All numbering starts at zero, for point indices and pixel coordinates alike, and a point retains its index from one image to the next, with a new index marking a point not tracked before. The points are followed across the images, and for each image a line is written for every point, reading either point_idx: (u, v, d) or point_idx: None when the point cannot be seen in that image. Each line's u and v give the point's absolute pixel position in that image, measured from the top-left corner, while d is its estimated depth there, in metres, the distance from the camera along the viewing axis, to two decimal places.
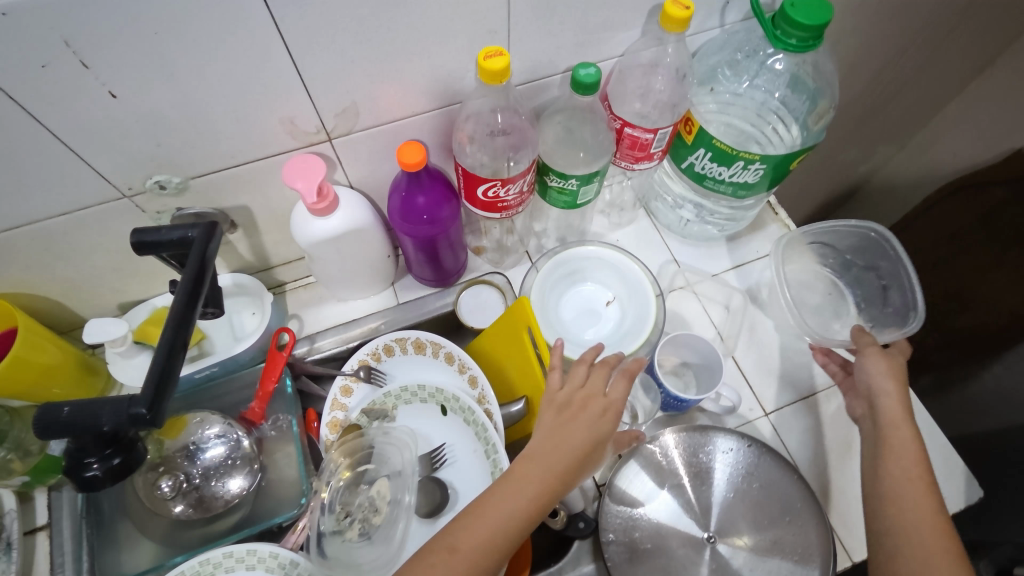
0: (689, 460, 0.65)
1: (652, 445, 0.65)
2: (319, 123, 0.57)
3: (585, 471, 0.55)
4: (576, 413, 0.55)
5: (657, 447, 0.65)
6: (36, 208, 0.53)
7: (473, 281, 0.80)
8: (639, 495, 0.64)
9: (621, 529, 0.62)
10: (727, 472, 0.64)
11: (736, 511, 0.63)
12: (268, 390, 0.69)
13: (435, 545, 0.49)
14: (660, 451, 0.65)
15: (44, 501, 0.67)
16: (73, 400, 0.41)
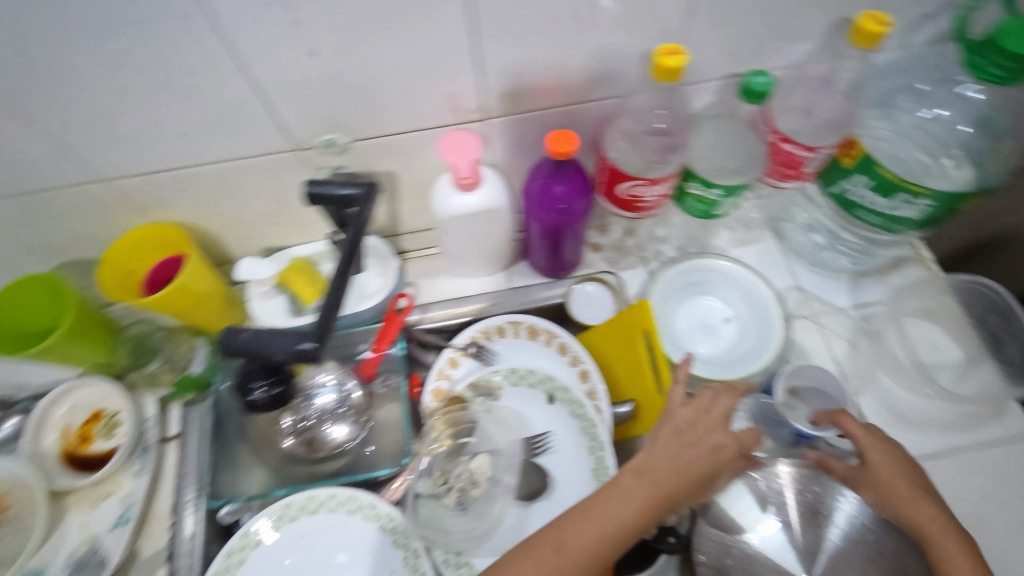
0: (800, 498, 0.62)
1: (760, 474, 0.63)
2: (481, 101, 0.59)
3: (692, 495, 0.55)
4: (698, 436, 0.55)
5: (766, 478, 0.63)
6: (223, 149, 0.58)
7: (588, 277, 0.80)
8: (745, 521, 0.62)
9: (719, 549, 0.61)
10: (842, 520, 0.61)
11: (844, 562, 0.60)
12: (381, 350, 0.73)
13: (542, 538, 0.51)
14: (769, 481, 0.63)
15: (177, 415, 0.73)
16: (253, 326, 0.43)
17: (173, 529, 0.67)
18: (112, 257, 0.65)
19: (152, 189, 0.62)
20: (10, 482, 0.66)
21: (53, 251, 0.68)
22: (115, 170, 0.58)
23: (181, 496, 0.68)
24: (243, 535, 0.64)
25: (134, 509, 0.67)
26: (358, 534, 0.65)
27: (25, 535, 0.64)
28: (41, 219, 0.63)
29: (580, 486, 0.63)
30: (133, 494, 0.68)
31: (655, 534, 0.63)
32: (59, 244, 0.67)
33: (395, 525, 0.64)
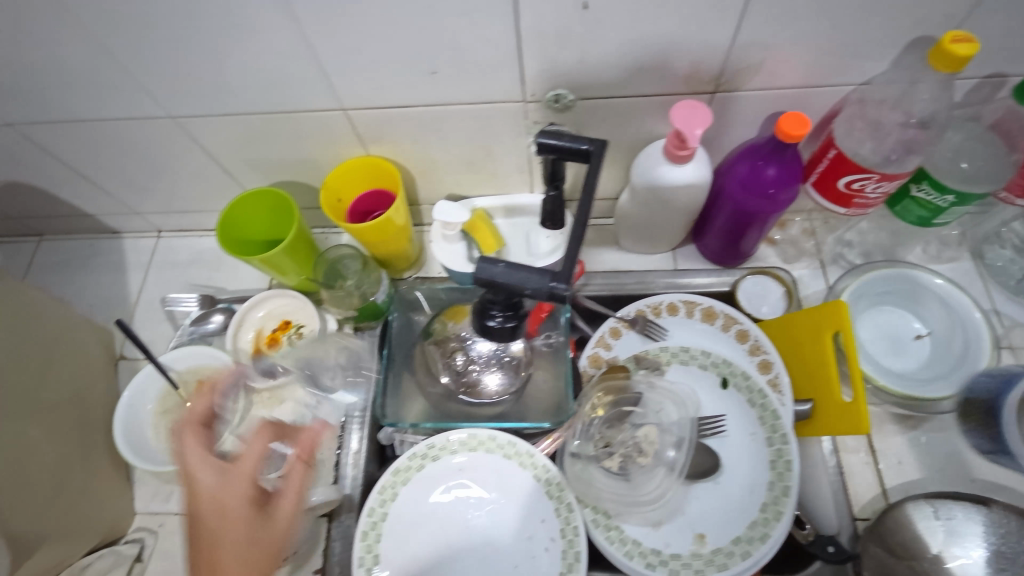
0: (994, 543, 0.59)
1: (955, 512, 0.60)
2: (718, 73, 0.57)
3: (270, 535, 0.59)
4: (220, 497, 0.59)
5: (962, 516, 0.60)
6: (456, 94, 0.60)
7: (761, 270, 0.77)
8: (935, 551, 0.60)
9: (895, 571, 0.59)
10: None
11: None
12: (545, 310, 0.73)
13: None
14: (960, 512, 0.60)
15: (349, 337, 0.79)
16: (509, 259, 0.45)
17: (341, 439, 0.73)
18: (332, 183, 0.69)
19: (378, 125, 0.66)
20: (214, 369, 0.74)
21: (274, 170, 0.74)
22: (354, 103, 0.62)
23: (350, 410, 0.75)
24: (411, 456, 0.68)
25: (311, 415, 0.73)
26: (511, 480, 0.68)
27: None
28: (275, 141, 0.68)
29: (751, 475, 0.61)
30: (312, 401, 0.74)
31: (812, 539, 0.63)
32: (281, 165, 0.73)
33: (551, 476, 0.66)
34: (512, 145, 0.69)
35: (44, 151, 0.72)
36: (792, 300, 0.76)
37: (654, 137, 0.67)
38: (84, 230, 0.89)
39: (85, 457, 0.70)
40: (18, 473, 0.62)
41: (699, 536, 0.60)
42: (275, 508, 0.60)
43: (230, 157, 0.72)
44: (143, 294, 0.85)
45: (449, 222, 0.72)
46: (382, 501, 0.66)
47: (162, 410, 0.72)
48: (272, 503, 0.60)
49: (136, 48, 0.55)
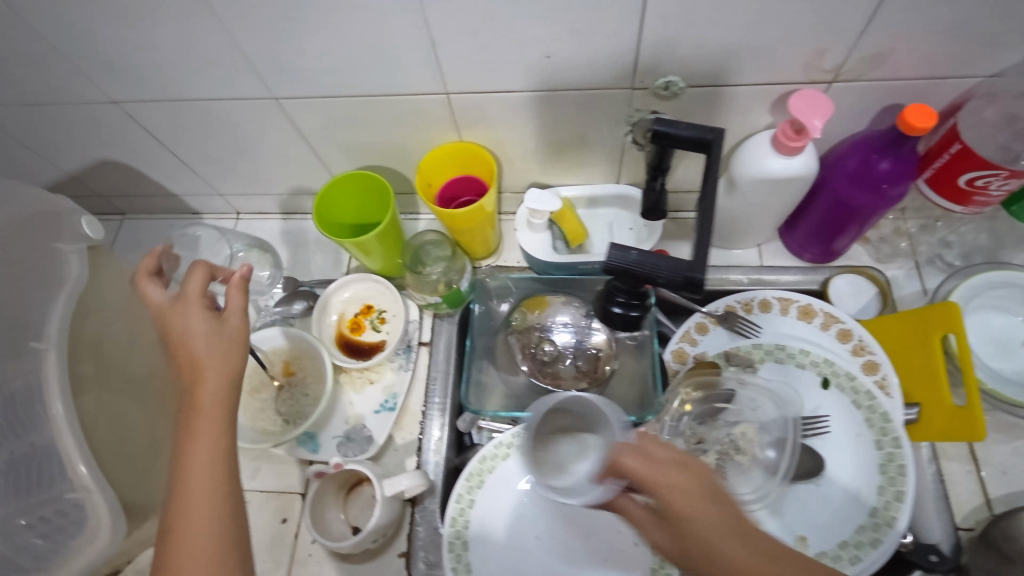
0: None
1: None
2: (841, 62, 0.55)
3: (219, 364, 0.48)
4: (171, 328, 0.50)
5: None
6: (563, 78, 0.59)
7: (854, 269, 0.75)
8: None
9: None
10: None
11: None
12: None
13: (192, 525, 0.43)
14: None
15: (427, 323, 0.79)
16: (643, 246, 0.44)
17: (423, 426, 0.72)
18: (425, 166, 0.69)
19: (477, 110, 0.65)
20: (300, 350, 0.75)
21: (363, 154, 0.74)
22: (457, 86, 0.61)
23: (430, 398, 0.73)
24: (497, 445, 0.68)
25: (395, 400, 0.74)
26: None
27: (310, 400, 0.72)
28: (370, 124, 0.68)
29: (855, 479, 0.58)
30: (395, 386, 0.75)
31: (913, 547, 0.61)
32: (372, 149, 0.73)
33: None
34: (608, 133, 0.68)
35: (141, 130, 0.73)
36: (887, 301, 0.74)
37: (758, 128, 0.65)
38: (166, 209, 0.91)
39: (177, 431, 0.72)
40: (122, 443, 0.65)
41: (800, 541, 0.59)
42: (227, 314, 0.50)
43: (322, 141, 0.72)
44: None
45: (540, 209, 0.72)
46: (470, 489, 0.66)
47: (250, 388, 0.73)
48: (224, 312, 0.50)
49: (251, 27, 0.55)
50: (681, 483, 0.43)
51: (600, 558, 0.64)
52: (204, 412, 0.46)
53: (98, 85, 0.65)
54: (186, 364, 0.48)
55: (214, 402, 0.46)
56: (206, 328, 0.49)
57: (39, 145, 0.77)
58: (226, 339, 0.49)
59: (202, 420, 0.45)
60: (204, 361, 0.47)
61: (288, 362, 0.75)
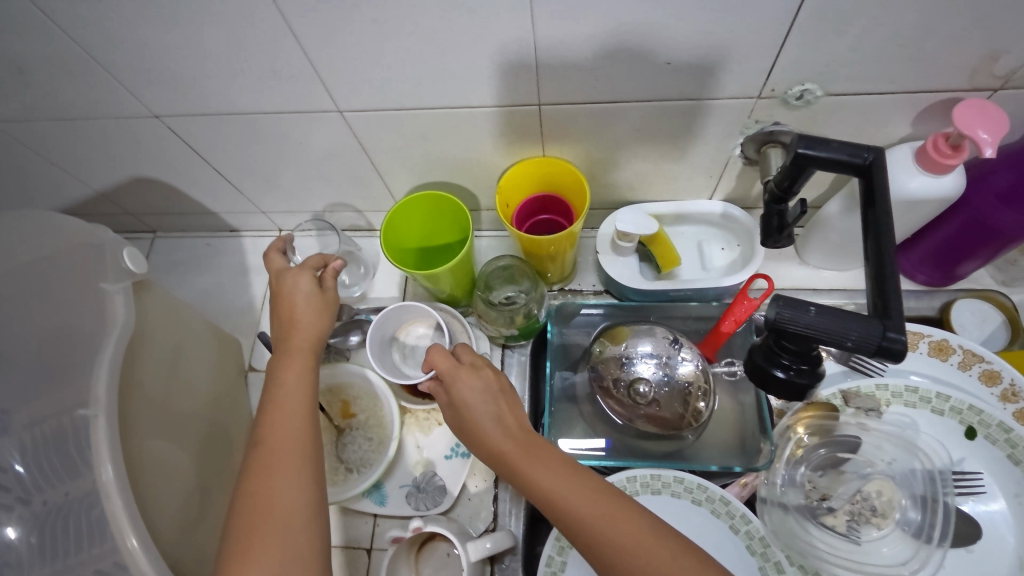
0: None
1: None
2: (1016, 67, 0.47)
3: (316, 326, 0.55)
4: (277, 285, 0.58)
5: None
6: (680, 87, 0.52)
7: (977, 294, 0.68)
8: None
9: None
10: None
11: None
12: (722, 332, 0.63)
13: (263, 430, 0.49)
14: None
15: (497, 356, 0.72)
16: (823, 301, 0.36)
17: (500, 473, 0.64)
18: (504, 186, 0.62)
19: (570, 122, 0.57)
20: (360, 389, 0.68)
21: (432, 170, 0.66)
22: (553, 97, 0.54)
23: None
24: None
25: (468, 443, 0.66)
26: (704, 529, 0.60)
27: (374, 445, 0.65)
28: (445, 138, 0.60)
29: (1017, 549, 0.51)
30: None
31: None
32: (441, 164, 0.65)
33: (752, 529, 0.58)
34: (714, 146, 0.60)
35: (184, 145, 0.65)
36: (1017, 332, 0.66)
37: (891, 140, 0.57)
38: (202, 227, 0.83)
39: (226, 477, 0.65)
40: (169, 499, 0.57)
41: None
42: (327, 286, 0.58)
43: (387, 156, 0.64)
44: (266, 300, 0.79)
45: (631, 232, 0.65)
46: (561, 549, 0.58)
47: None
48: (325, 283, 0.58)
49: (325, 33, 0.47)
50: (464, 378, 0.52)
51: None
52: (296, 357, 0.53)
53: (136, 97, 0.57)
54: (286, 316, 0.56)
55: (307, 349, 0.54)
56: (306, 292, 0.56)
57: (66, 162, 0.69)
58: (321, 305, 0.57)
59: (295, 360, 0.53)
60: (302, 317, 0.55)
61: (347, 401, 0.68)
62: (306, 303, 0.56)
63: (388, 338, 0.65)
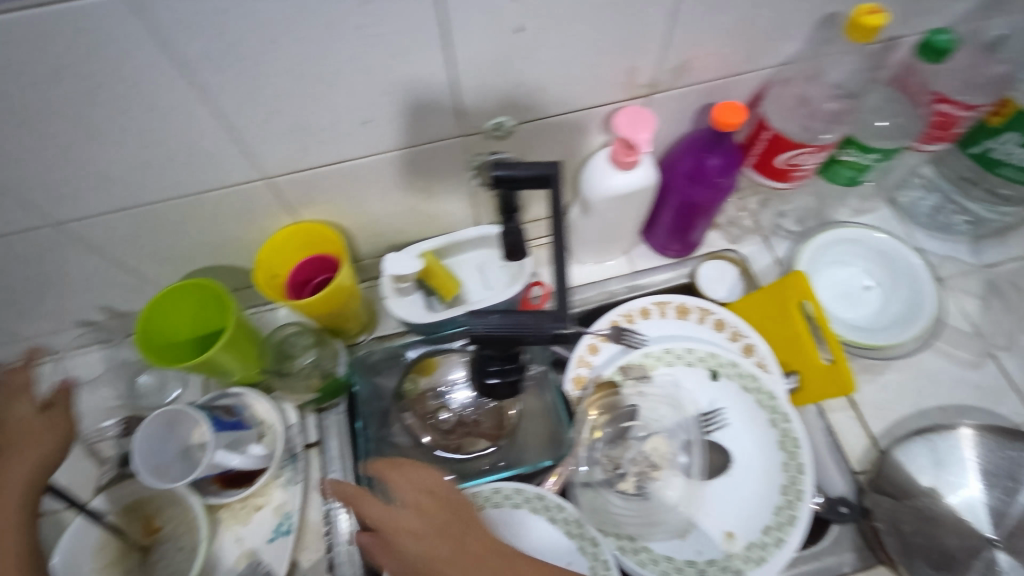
0: (979, 461, 0.65)
1: (942, 439, 0.66)
2: (652, 76, 0.57)
3: (34, 453, 0.52)
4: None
5: (947, 442, 0.66)
6: (389, 140, 0.56)
7: (714, 254, 0.79)
8: (963, 497, 0.64)
9: (923, 527, 0.62)
10: None
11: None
12: None
13: None
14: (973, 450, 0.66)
15: (313, 421, 0.71)
16: (502, 309, 0.42)
17: (328, 536, 0.64)
18: (263, 259, 0.62)
19: (307, 188, 0.60)
20: (161, 499, 0.63)
21: (193, 258, 0.65)
22: (275, 169, 0.56)
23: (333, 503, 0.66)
24: None
25: (291, 519, 0.65)
26: (529, 528, 0.64)
27: (187, 554, 0.62)
28: (188, 226, 0.60)
29: (763, 462, 0.61)
30: (288, 505, 0.66)
31: (825, 505, 0.64)
32: (200, 251, 0.64)
33: (566, 514, 0.63)
34: (454, 182, 0.65)
35: None
36: (750, 277, 0.78)
37: (595, 146, 0.65)
38: None
39: None
40: None
41: (728, 533, 0.60)
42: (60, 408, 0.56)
43: (134, 256, 0.62)
44: None
45: (401, 274, 0.68)
46: None
47: (105, 565, 0.61)
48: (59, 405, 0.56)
49: None
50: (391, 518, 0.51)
51: None
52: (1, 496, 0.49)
53: None
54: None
55: (24, 485, 0.50)
56: (27, 420, 0.53)
57: None
58: (46, 426, 0.54)
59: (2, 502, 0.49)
60: (18, 445, 0.52)
61: (151, 516, 0.64)
62: (29, 433, 0.53)
63: (184, 446, 0.63)
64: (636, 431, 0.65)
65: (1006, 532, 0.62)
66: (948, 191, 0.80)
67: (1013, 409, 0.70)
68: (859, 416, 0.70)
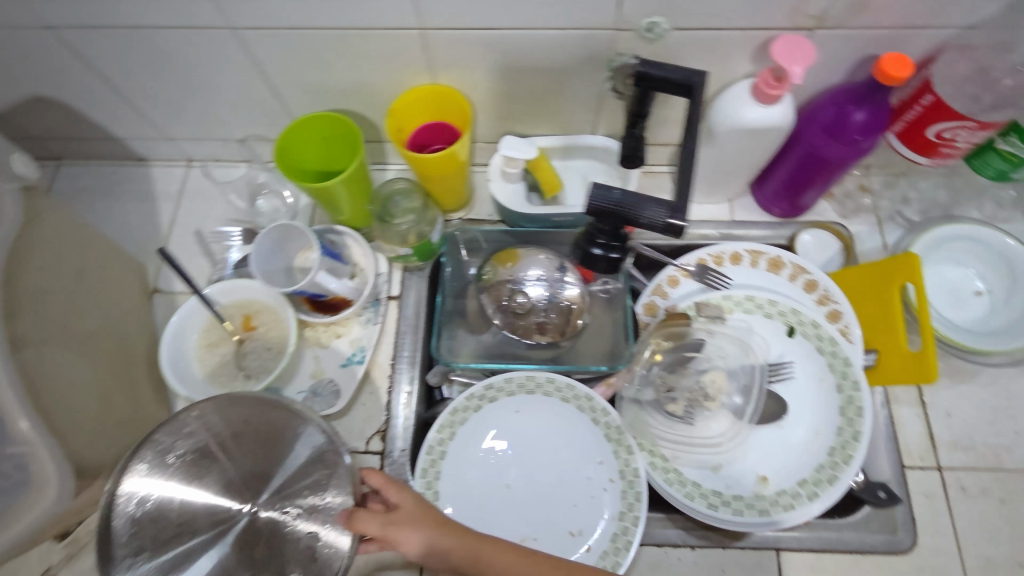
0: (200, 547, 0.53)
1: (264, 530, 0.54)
2: (827, 8, 0.54)
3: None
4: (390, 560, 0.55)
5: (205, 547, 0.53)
6: (544, 16, 0.57)
7: (819, 224, 0.77)
8: (296, 489, 0.55)
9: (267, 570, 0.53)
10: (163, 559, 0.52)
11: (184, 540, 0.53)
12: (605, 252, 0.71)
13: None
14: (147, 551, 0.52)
15: (398, 277, 0.76)
16: (625, 186, 0.43)
17: (392, 383, 0.71)
18: (396, 109, 0.66)
19: (453, 49, 0.62)
20: (261, 305, 0.71)
21: (329, 95, 0.70)
22: (433, 22, 0.58)
23: (400, 351, 0.73)
24: (468, 397, 0.68)
25: (364, 353, 0.72)
26: (571, 420, 0.67)
27: (271, 356, 0.69)
28: (338, 59, 0.64)
29: (821, 422, 0.61)
30: (363, 340, 0.72)
31: (863, 485, 0.65)
32: (338, 89, 0.69)
33: (610, 420, 0.66)
34: (588, 79, 0.66)
35: (81, 60, 0.66)
36: (849, 255, 0.76)
37: (737, 77, 0.64)
38: (109, 155, 0.84)
39: (139, 378, 0.68)
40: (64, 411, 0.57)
41: (763, 479, 0.61)
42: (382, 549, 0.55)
43: (284, 77, 0.67)
44: (175, 224, 0.81)
45: (515, 157, 0.69)
46: (441, 441, 0.66)
47: (208, 343, 0.70)
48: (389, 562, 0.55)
49: None
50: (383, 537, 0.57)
51: (572, 503, 0.64)
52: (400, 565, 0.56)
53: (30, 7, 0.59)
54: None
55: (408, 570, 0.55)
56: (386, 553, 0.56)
57: None
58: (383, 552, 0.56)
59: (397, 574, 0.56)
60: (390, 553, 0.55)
61: (249, 315, 0.71)
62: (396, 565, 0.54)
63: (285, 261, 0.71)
64: (694, 366, 0.68)
65: (241, 476, 0.55)
66: None
67: None
68: (920, 411, 0.69)
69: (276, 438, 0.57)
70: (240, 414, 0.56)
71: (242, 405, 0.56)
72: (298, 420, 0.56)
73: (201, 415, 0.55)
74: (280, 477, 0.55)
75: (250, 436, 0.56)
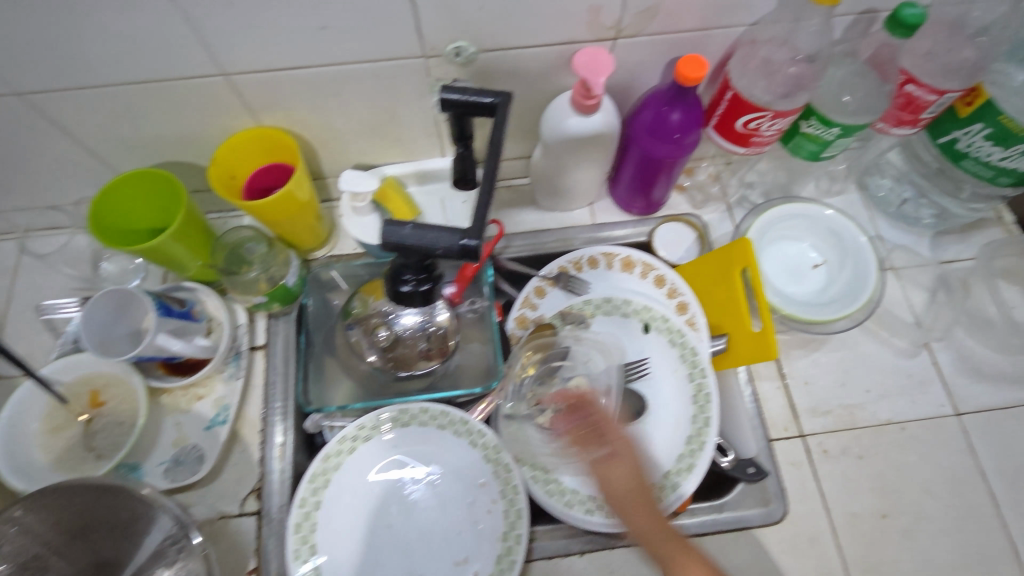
0: None
1: None
2: (618, 18, 0.57)
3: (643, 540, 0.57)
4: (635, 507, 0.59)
5: None
6: (351, 51, 0.57)
7: (671, 217, 0.80)
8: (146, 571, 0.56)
9: None
10: None
11: None
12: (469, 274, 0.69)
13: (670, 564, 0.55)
14: None
15: (263, 325, 0.74)
16: (416, 219, 0.43)
17: (263, 438, 0.68)
18: (220, 157, 0.63)
19: (268, 91, 0.61)
20: (108, 378, 0.67)
21: (153, 149, 0.67)
22: (237, 66, 0.57)
23: (270, 403, 0.70)
24: (341, 441, 0.65)
25: (228, 411, 0.68)
26: (448, 447, 0.66)
27: (125, 430, 0.65)
28: (150, 112, 0.61)
29: (679, 412, 0.64)
30: (226, 398, 0.69)
31: (734, 464, 0.68)
32: (162, 142, 0.66)
33: (487, 440, 0.65)
34: (417, 106, 0.66)
35: None
36: (704, 244, 0.79)
37: (560, 89, 0.66)
38: None
39: None
40: None
41: (633, 477, 0.63)
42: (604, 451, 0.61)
43: (98, 137, 0.64)
44: (10, 303, 0.75)
45: (357, 192, 0.68)
46: (315, 490, 0.63)
47: (51, 428, 0.65)
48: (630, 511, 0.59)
49: None
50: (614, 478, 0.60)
51: (456, 531, 0.63)
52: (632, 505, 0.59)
53: None
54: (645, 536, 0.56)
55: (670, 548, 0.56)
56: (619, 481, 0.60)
57: None
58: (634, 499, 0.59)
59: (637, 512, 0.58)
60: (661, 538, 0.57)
61: (96, 391, 0.67)
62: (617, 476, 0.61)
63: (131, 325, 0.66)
64: (563, 373, 0.68)
65: (81, 569, 0.55)
66: (917, 182, 0.80)
67: (935, 401, 0.71)
68: (780, 384, 0.72)
69: (119, 527, 0.54)
70: (69, 512, 0.53)
71: (71, 501, 0.52)
72: (147, 508, 0.53)
73: (23, 520, 0.51)
74: (131, 565, 0.55)
75: (86, 528, 0.54)
